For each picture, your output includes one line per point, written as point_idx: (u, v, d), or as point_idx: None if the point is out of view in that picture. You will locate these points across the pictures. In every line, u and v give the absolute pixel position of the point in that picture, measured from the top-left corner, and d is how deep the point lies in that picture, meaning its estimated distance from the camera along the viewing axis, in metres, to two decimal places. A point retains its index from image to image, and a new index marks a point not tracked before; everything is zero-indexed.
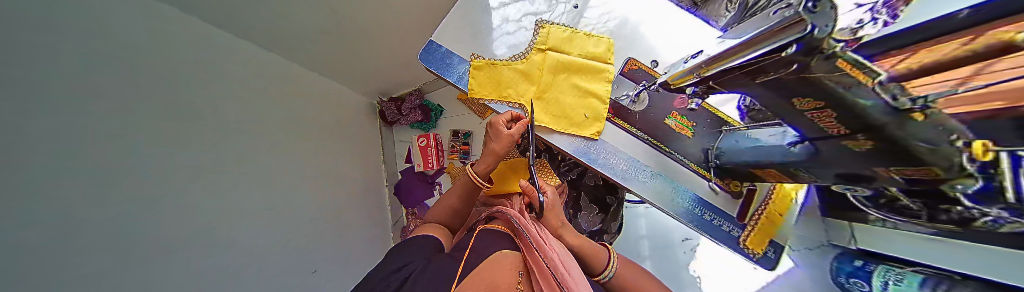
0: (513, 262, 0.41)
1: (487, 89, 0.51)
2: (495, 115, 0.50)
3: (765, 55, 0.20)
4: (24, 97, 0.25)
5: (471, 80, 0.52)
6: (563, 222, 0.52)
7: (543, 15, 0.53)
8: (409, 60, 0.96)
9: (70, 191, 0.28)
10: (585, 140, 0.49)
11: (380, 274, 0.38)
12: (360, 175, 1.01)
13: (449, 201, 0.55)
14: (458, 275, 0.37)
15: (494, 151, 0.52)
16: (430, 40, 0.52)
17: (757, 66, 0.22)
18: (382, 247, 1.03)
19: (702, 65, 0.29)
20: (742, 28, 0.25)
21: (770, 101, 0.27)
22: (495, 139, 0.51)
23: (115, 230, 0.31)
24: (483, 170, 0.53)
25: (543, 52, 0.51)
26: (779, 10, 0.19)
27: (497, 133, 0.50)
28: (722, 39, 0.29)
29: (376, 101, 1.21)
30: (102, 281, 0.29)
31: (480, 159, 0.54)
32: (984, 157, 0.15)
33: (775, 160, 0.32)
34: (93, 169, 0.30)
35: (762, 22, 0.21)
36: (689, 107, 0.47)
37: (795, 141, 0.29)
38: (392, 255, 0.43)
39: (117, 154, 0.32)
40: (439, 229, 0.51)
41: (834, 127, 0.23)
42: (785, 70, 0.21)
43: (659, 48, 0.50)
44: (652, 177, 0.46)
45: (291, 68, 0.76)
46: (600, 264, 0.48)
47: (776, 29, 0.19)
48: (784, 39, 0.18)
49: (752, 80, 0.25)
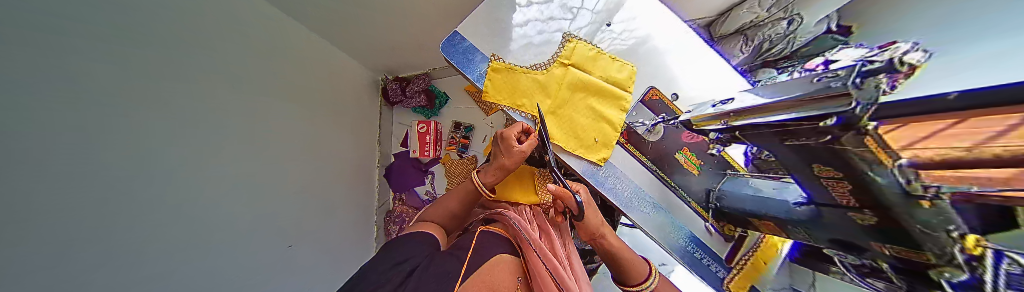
0: (512, 266, 0.44)
1: (502, 95, 0.50)
2: (507, 128, 0.47)
3: (800, 120, 0.20)
4: None
5: (486, 83, 0.50)
6: (603, 222, 0.49)
7: (570, 29, 0.52)
8: (420, 43, 0.92)
9: None
10: (590, 164, 0.49)
11: (376, 269, 0.36)
12: (348, 153, 0.98)
13: (447, 202, 0.53)
14: (461, 274, 0.37)
15: (501, 165, 0.51)
16: (454, 32, 0.50)
17: (790, 129, 0.22)
18: (357, 231, 1.00)
19: (731, 114, 0.29)
20: (779, 87, 0.25)
21: (790, 163, 0.27)
22: (505, 154, 0.50)
23: None
24: (490, 181, 0.53)
25: (565, 66, 0.50)
26: (825, 78, 0.19)
27: (508, 148, 0.48)
28: (751, 92, 0.29)
29: (381, 79, 1.17)
30: None
31: (486, 169, 0.54)
32: (972, 250, 0.16)
33: (774, 215, 0.33)
34: None
35: (805, 86, 0.21)
36: (707, 151, 0.47)
37: (801, 202, 0.30)
38: (388, 249, 0.42)
39: None
40: (436, 227, 0.50)
41: (845, 198, 0.24)
42: (817, 138, 0.20)
43: (682, 80, 0.50)
44: (653, 208, 0.47)
45: (279, 31, 0.69)
46: (641, 276, 0.47)
47: (822, 96, 0.18)
48: (827, 109, 0.18)
49: (781, 141, 0.25)
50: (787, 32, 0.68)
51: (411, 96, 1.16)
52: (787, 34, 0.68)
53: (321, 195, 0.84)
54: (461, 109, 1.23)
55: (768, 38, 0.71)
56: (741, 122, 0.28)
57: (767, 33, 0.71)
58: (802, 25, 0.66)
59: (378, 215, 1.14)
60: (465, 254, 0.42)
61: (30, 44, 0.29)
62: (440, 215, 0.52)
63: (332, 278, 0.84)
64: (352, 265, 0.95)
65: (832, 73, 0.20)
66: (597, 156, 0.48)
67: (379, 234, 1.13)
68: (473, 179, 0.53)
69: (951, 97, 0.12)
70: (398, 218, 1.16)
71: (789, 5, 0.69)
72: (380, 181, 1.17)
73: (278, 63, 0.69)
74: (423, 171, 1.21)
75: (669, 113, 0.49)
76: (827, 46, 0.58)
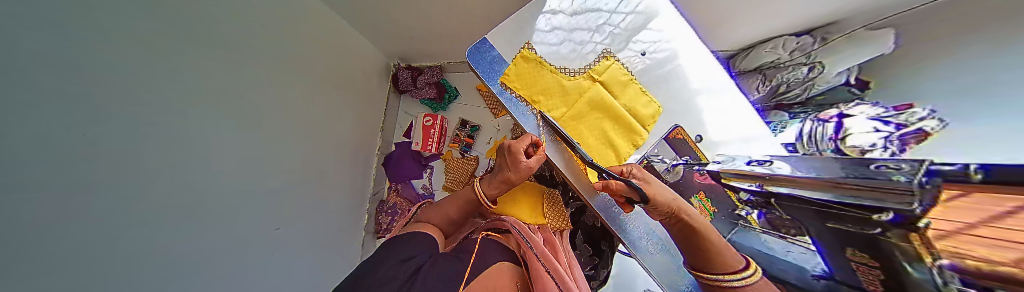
0: (515, 276, 0.43)
1: (520, 83, 0.48)
2: (516, 142, 0.45)
3: (852, 206, 0.20)
4: (20, 28, 0.21)
5: (511, 67, 0.48)
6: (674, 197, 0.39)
7: (611, 46, 0.50)
8: (442, 35, 0.94)
9: (29, 137, 0.23)
10: (585, 190, 0.47)
11: (382, 264, 0.36)
12: (348, 137, 0.97)
13: (448, 207, 0.52)
14: (464, 278, 0.37)
15: (505, 178, 0.50)
16: (484, 38, 0.49)
17: (841, 212, 0.22)
18: (349, 217, 1.00)
19: (767, 179, 0.30)
20: (826, 167, 0.25)
21: (824, 238, 0.25)
22: (511, 169, 0.47)
23: (63, 186, 0.27)
24: (492, 193, 0.52)
25: (593, 81, 0.49)
26: (886, 167, 0.19)
27: (515, 163, 0.46)
28: (789, 167, 0.30)
29: (393, 64, 1.18)
30: (17, 254, 0.24)
31: (491, 180, 0.52)
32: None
33: (791, 280, 0.30)
34: (60, 114, 0.25)
35: (861, 171, 0.21)
36: (735, 211, 0.44)
37: (821, 274, 0.27)
38: (389, 246, 0.40)
39: (80, 97, 0.27)
40: (435, 230, 0.48)
41: (872, 285, 0.20)
42: (866, 229, 0.19)
43: (709, 125, 0.50)
44: (659, 251, 0.45)
45: (301, 9, 0.69)
46: (728, 264, 0.32)
47: (874, 186, 0.18)
48: (882, 201, 0.17)
49: (822, 222, 0.25)
50: (807, 79, 0.61)
51: (421, 87, 1.15)
52: (806, 81, 0.60)
53: (319, 177, 0.83)
54: (468, 107, 1.25)
55: (785, 82, 0.65)
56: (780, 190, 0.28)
57: (786, 77, 0.65)
58: (826, 72, 0.57)
59: (371, 203, 1.14)
60: (468, 256, 0.42)
61: (124, 30, 0.31)
62: (440, 219, 0.50)
63: (327, 260, 0.87)
64: (342, 250, 0.96)
65: (891, 164, 0.19)
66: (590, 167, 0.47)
67: (369, 223, 1.12)
68: (475, 187, 0.52)
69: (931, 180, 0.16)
70: (392, 210, 1.15)
71: (813, 51, 0.61)
72: (376, 169, 1.16)
73: (300, 44, 0.70)
74: (423, 165, 1.22)
75: (693, 155, 0.49)
76: (841, 99, 0.52)
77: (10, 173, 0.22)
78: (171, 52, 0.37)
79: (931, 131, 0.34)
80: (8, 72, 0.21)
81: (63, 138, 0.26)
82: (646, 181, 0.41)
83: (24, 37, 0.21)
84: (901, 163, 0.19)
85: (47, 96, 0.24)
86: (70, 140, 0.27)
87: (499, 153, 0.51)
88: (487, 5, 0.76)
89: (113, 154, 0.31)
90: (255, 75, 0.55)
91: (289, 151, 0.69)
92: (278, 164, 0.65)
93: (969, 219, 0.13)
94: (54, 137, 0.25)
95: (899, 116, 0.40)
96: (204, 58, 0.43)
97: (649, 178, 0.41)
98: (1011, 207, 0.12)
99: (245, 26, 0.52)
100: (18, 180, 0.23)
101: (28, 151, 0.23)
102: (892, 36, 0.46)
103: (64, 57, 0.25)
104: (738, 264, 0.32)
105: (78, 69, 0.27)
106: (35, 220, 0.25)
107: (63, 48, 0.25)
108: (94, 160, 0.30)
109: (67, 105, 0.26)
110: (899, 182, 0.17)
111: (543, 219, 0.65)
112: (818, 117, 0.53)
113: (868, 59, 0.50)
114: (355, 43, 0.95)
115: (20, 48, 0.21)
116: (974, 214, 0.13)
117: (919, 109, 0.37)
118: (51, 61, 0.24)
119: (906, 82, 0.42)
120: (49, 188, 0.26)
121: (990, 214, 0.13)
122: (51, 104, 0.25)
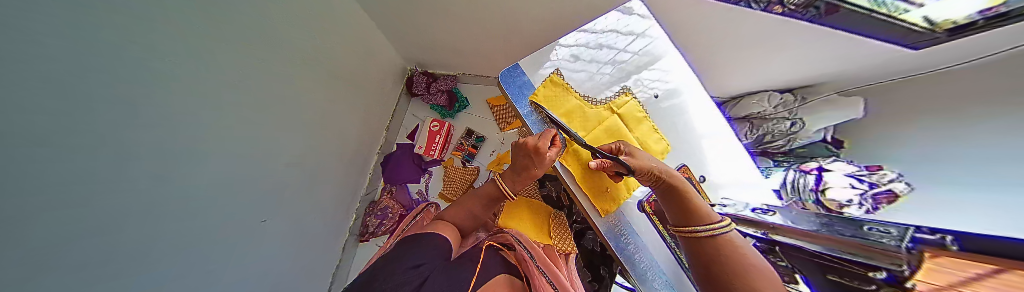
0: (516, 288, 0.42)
1: (548, 105, 0.50)
2: (540, 139, 0.43)
3: (853, 263, 0.22)
4: (64, 12, 0.23)
5: (539, 89, 0.51)
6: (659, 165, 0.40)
7: (627, 82, 0.55)
8: (461, 48, 1.01)
9: (56, 117, 0.24)
10: (595, 212, 0.48)
11: (391, 270, 0.34)
12: (351, 133, 0.98)
13: (464, 204, 0.51)
14: (471, 284, 0.37)
15: (532, 174, 0.47)
16: (515, 64, 0.53)
17: (839, 267, 0.24)
18: (337, 215, 0.98)
19: (772, 227, 0.35)
20: (824, 223, 0.30)
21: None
22: (535, 166, 0.45)
23: (78, 171, 0.27)
24: (516, 189, 0.50)
25: (613, 113, 0.52)
26: (876, 230, 0.22)
27: (538, 162, 0.44)
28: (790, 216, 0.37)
29: (409, 68, 1.23)
30: (24, 237, 0.24)
31: (511, 175, 0.50)
32: None
33: None
34: (91, 97, 0.27)
35: (858, 231, 0.24)
36: None
37: None
38: (398, 248, 0.39)
39: (109, 79, 0.28)
40: (449, 229, 0.47)
41: None
42: (862, 285, 0.20)
43: (711, 168, 0.53)
44: (664, 285, 0.45)
45: (330, 10, 0.74)
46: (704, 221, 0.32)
47: (873, 247, 0.21)
48: (882, 262, 0.19)
49: (818, 275, 0.26)
50: (789, 132, 0.66)
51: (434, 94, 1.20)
52: (789, 134, 0.66)
53: (313, 172, 0.82)
54: (476, 118, 1.27)
55: (771, 131, 0.70)
56: (782, 238, 0.33)
57: (772, 127, 0.70)
58: (805, 129, 0.62)
59: (361, 203, 1.12)
60: (474, 266, 0.41)
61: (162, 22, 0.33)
62: (456, 218, 0.50)
63: (306, 261, 0.83)
64: (323, 250, 0.91)
65: (883, 229, 0.22)
66: (579, 149, 0.49)
67: (355, 224, 1.09)
68: (499, 182, 0.50)
69: (907, 250, 0.18)
70: (383, 212, 1.12)
71: (796, 108, 0.64)
72: (375, 168, 1.17)
73: (320, 40, 0.73)
74: (422, 169, 1.21)
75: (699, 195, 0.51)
76: (821, 154, 0.59)
77: (32, 153, 0.23)
78: (197, 44, 0.39)
79: (900, 193, 0.39)
80: (53, 52, 0.22)
81: (93, 116, 0.27)
82: (632, 155, 0.41)
83: (62, 17, 0.23)
84: (887, 227, 0.22)
85: (88, 80, 0.26)
86: (92, 127, 0.28)
87: (517, 150, 0.46)
88: (508, 31, 0.84)
89: (123, 142, 0.32)
90: (269, 66, 0.57)
91: (288, 141, 0.69)
92: (276, 152, 0.65)
93: (937, 275, 0.15)
94: (87, 116, 0.27)
95: (872, 176, 0.45)
96: (224, 48, 0.45)
97: (636, 152, 0.42)
98: (961, 264, 0.14)
99: (269, 19, 0.55)
100: (41, 159, 0.24)
101: (54, 129, 0.24)
102: (861, 104, 0.52)
103: (107, 42, 0.27)
104: (713, 218, 0.32)
105: (118, 54, 0.29)
106: (45, 202, 0.25)
107: (106, 34, 0.27)
108: (102, 154, 0.29)
109: (103, 87, 0.28)
110: (899, 247, 0.18)
111: (549, 240, 0.64)
112: (801, 169, 0.59)
113: (842, 122, 0.55)
114: (376, 45, 1.01)
115: (62, 31, 0.23)
116: (939, 270, 0.15)
117: (888, 171, 0.43)
118: (93, 42, 0.26)
119: (878, 149, 0.47)
120: (62, 172, 0.26)
121: (945, 270, 0.15)
122: (66, 91, 0.24)
